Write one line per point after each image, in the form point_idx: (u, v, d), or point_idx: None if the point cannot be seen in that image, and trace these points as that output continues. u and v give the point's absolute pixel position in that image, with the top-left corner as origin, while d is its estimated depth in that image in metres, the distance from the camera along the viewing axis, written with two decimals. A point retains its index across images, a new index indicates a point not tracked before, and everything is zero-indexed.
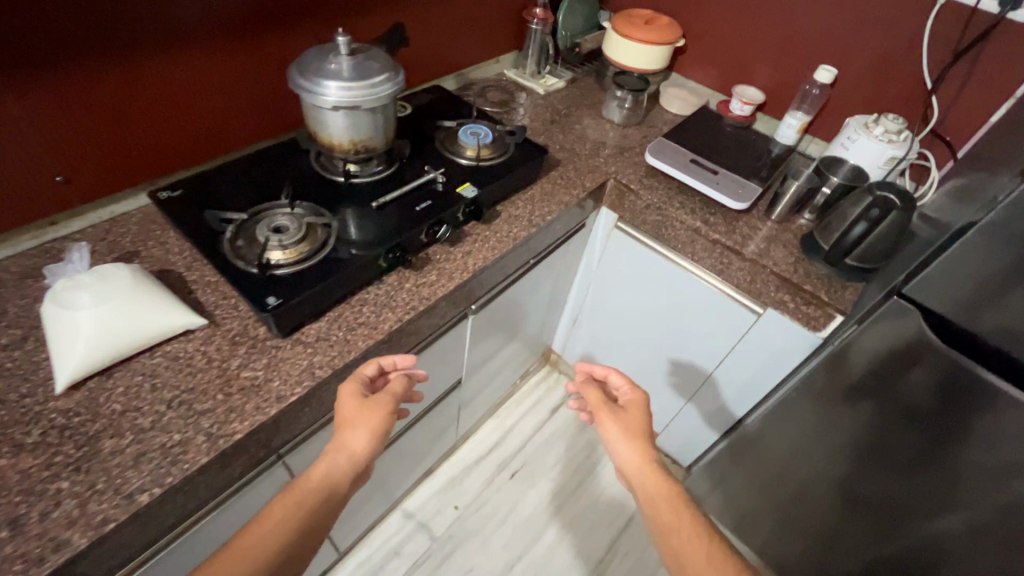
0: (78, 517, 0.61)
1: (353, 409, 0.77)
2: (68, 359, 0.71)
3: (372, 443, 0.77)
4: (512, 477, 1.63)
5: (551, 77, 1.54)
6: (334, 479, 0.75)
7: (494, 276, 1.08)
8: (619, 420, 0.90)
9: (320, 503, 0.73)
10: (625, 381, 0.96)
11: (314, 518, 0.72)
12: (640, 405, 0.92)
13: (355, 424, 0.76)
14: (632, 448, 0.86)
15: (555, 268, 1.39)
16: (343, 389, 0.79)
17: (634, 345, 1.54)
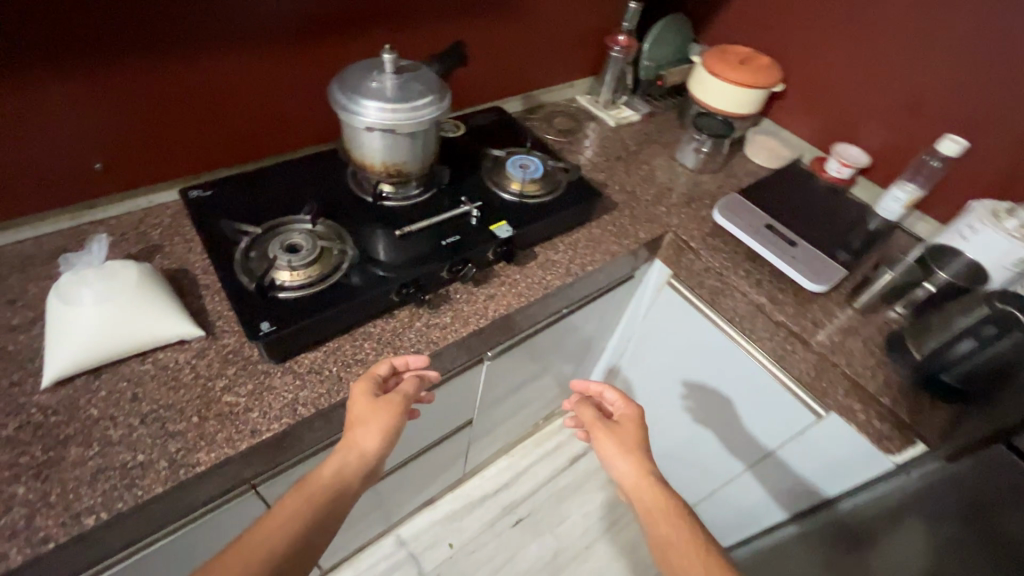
0: (21, 531, 0.59)
1: (364, 408, 0.71)
2: (59, 354, 0.70)
3: (382, 441, 0.70)
4: (517, 523, 1.53)
5: (626, 108, 1.43)
6: (346, 477, 0.67)
7: (518, 324, 0.98)
8: (615, 434, 0.76)
9: (330, 502, 0.65)
10: (619, 395, 0.83)
11: (322, 516, 0.63)
12: (634, 414, 0.80)
13: (365, 422, 0.70)
14: (631, 462, 0.73)
15: (594, 316, 1.27)
16: (354, 388, 0.73)
17: (671, 413, 1.39)
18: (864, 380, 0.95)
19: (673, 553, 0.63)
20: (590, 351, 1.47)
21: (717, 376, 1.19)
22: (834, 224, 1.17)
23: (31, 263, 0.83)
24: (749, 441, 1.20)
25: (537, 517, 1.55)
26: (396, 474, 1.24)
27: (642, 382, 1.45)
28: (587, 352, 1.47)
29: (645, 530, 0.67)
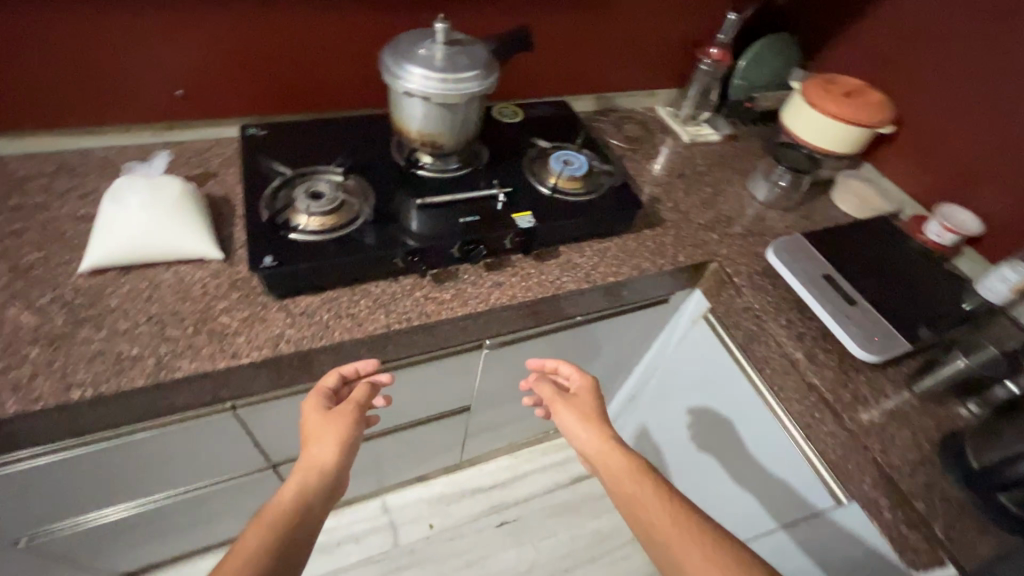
0: (24, 386, 0.67)
1: (318, 420, 0.74)
2: (98, 245, 0.79)
3: (341, 451, 0.71)
4: (501, 525, 1.50)
5: (706, 127, 1.33)
6: (309, 491, 0.67)
7: (523, 321, 0.96)
8: (575, 406, 0.89)
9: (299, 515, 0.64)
10: (574, 370, 0.94)
11: (292, 527, 0.62)
12: (588, 388, 0.92)
13: (321, 436, 0.72)
14: (594, 431, 0.85)
15: (617, 334, 1.20)
16: (305, 407, 0.77)
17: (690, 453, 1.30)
18: (897, 473, 0.82)
19: (640, 506, 0.74)
20: (612, 371, 1.40)
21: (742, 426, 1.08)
22: (914, 291, 1.01)
23: (109, 167, 0.94)
24: (770, 503, 1.07)
25: (523, 524, 1.51)
26: (390, 447, 1.26)
27: (665, 413, 1.36)
28: (609, 371, 1.40)
29: (611, 488, 0.79)
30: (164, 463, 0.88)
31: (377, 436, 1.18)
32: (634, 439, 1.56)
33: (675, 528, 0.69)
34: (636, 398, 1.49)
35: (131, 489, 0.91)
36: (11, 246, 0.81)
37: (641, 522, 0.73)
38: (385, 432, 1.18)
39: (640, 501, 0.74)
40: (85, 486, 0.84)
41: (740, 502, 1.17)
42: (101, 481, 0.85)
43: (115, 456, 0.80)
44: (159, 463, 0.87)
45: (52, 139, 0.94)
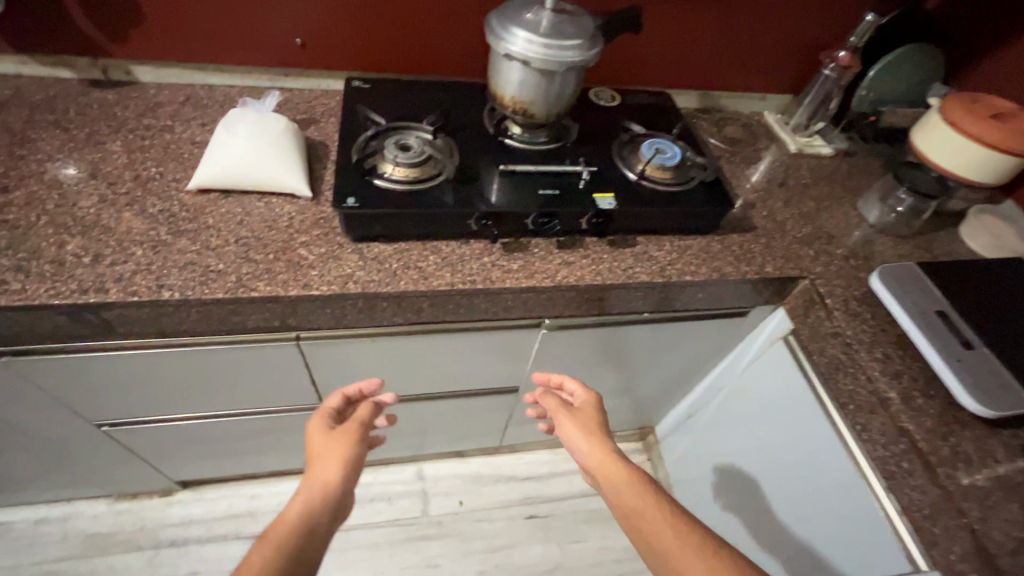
0: (127, 279, 0.74)
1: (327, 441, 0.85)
2: (206, 168, 0.86)
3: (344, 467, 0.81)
4: (530, 518, 1.47)
5: (819, 138, 1.22)
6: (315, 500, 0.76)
7: (587, 306, 0.92)
8: (581, 420, 0.89)
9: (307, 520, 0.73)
10: (579, 385, 0.96)
11: (304, 529, 0.71)
12: (592, 406, 0.92)
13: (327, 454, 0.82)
14: (594, 445, 0.84)
15: (684, 341, 1.14)
16: (311, 429, 0.88)
17: (743, 484, 1.20)
18: (995, 547, 0.70)
19: (638, 516, 0.72)
20: (671, 382, 1.33)
21: (807, 453, 0.98)
22: None
23: (228, 104, 1.02)
24: (823, 544, 0.96)
25: (553, 522, 1.47)
26: (435, 415, 1.28)
27: (725, 435, 1.26)
28: (668, 381, 1.34)
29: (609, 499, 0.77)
30: (231, 380, 0.94)
31: (425, 400, 1.19)
32: (682, 460, 1.48)
33: (678, 546, 0.66)
34: (693, 416, 1.41)
35: (200, 398, 0.98)
36: (138, 158, 0.90)
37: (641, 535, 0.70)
38: (432, 399, 1.19)
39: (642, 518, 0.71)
40: (163, 385, 0.92)
41: (790, 541, 1.05)
42: (176, 384, 0.92)
43: (191, 361, 0.87)
44: (227, 378, 0.93)
45: (185, 72, 1.03)
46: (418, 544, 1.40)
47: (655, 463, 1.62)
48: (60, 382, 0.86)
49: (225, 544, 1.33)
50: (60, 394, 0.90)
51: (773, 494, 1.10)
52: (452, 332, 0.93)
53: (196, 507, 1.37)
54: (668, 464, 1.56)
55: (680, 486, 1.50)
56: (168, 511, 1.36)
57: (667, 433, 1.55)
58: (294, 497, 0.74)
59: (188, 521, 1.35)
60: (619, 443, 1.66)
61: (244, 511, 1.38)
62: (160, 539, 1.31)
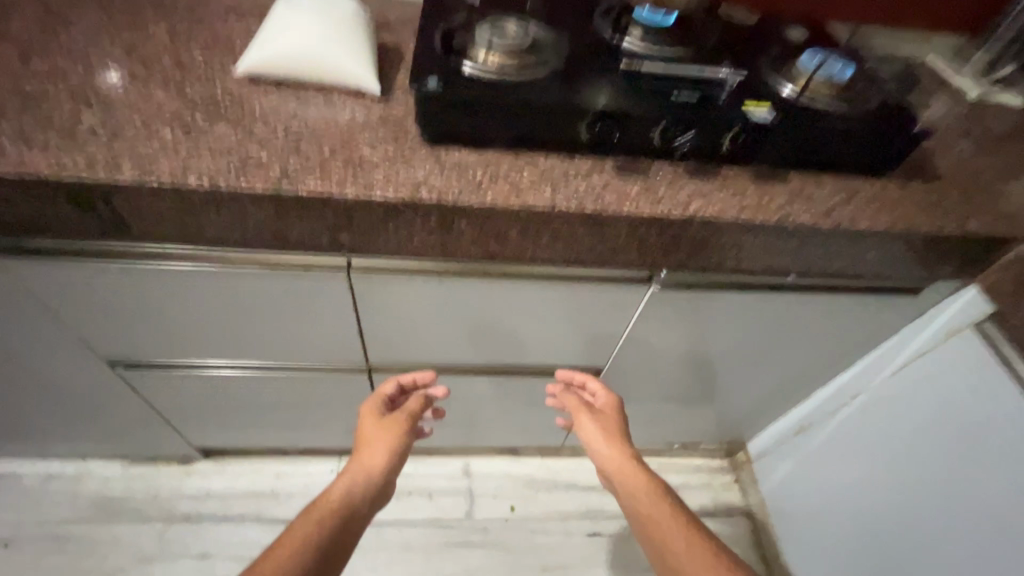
0: (147, 159, 0.58)
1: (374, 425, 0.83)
2: (257, 49, 0.70)
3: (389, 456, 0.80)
4: (593, 536, 1.23)
5: (1009, 85, 0.96)
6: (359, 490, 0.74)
7: (718, 256, 0.70)
8: (599, 422, 0.84)
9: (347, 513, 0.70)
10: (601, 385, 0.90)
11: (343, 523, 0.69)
12: (612, 410, 0.86)
13: (375, 441, 0.81)
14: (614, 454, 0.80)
15: (822, 325, 0.89)
16: (366, 411, 0.86)
17: (897, 519, 0.92)
18: None
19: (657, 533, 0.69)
20: (785, 385, 1.08)
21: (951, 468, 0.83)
22: None
23: None
24: None
25: (620, 543, 1.22)
26: (494, 400, 1.06)
27: (862, 453, 0.99)
28: (782, 383, 1.08)
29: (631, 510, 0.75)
30: (263, 316, 0.77)
31: (487, 377, 0.98)
32: (786, 487, 1.20)
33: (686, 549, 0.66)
34: (805, 432, 1.15)
35: (225, 341, 0.82)
36: (183, 43, 0.76)
37: (650, 537, 0.70)
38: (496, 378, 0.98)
39: (653, 519, 0.71)
40: (182, 315, 0.75)
41: None
42: (199, 317, 0.76)
43: (218, 284, 0.70)
44: (258, 314, 0.76)
45: None
46: (461, 552, 1.18)
47: (744, 487, 1.34)
48: (66, 299, 0.71)
49: (242, 526, 1.16)
50: (67, 317, 0.75)
51: (877, 506, 0.96)
52: (536, 277, 0.73)
53: (215, 480, 1.21)
54: (763, 488, 1.28)
55: (780, 516, 1.22)
56: (185, 481, 1.20)
57: (762, 451, 1.28)
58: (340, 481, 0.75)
59: (205, 495, 1.19)
60: (700, 459, 1.39)
61: (267, 491, 1.21)
62: (174, 512, 1.16)
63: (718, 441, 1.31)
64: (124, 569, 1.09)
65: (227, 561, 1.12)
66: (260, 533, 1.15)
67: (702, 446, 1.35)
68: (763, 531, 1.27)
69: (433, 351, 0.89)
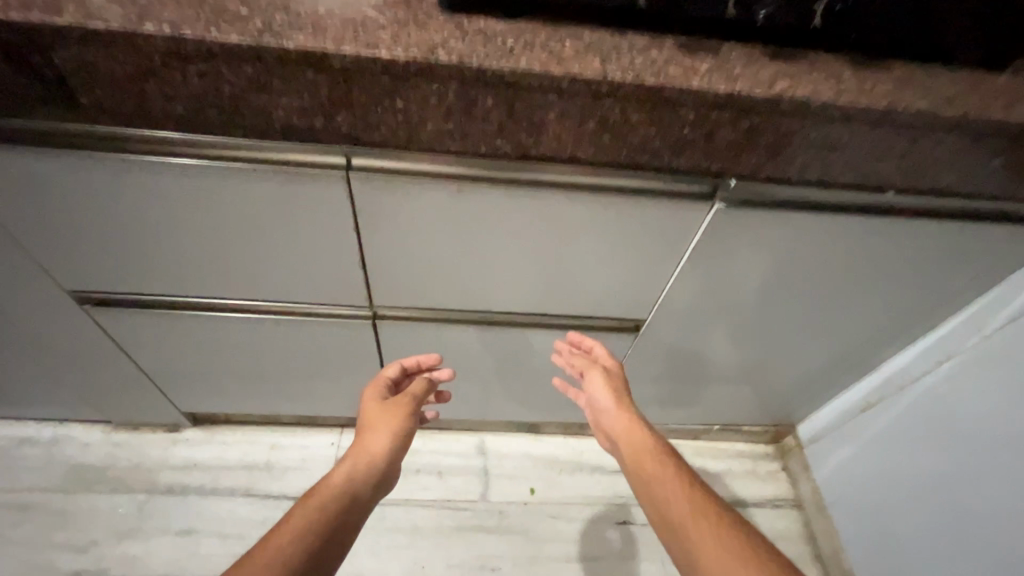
0: (94, 4, 0.46)
1: (375, 408, 0.73)
2: None
3: (393, 440, 0.69)
4: (624, 524, 1.09)
5: None
6: (360, 478, 0.64)
7: (804, 160, 0.57)
8: (608, 379, 0.74)
9: (345, 504, 0.60)
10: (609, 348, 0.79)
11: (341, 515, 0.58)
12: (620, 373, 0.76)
13: (376, 424, 0.71)
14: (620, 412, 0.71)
15: (912, 268, 0.74)
16: (367, 396, 0.76)
17: (1003, 503, 0.76)
18: None
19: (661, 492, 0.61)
20: (854, 352, 0.92)
21: None
22: None
23: None
24: None
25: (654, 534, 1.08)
26: (516, 363, 0.92)
27: (956, 429, 0.83)
28: (849, 349, 0.93)
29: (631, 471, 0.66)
30: (247, 233, 0.65)
31: (509, 331, 0.85)
32: (848, 475, 1.04)
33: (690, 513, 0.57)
34: (871, 410, 0.99)
35: (205, 269, 0.70)
36: None
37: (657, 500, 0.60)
38: (518, 333, 0.85)
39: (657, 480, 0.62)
40: (153, 227, 0.64)
41: None
42: (172, 231, 0.64)
43: (191, 182, 0.58)
44: (241, 230, 0.64)
45: None
46: (474, 537, 1.05)
47: (793, 476, 1.18)
48: (17, 201, 0.60)
49: (231, 501, 1.03)
50: (21, 229, 0.64)
51: (976, 492, 0.80)
52: (574, 188, 0.60)
53: (204, 451, 1.09)
54: (817, 477, 1.12)
55: (842, 510, 1.06)
56: (170, 450, 1.08)
57: (816, 435, 1.12)
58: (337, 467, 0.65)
59: (192, 466, 1.07)
60: (743, 444, 1.24)
61: (260, 464, 1.08)
62: (156, 483, 1.04)
63: (765, 422, 1.16)
64: (98, 543, 0.97)
65: (212, 539, 0.99)
66: (249, 510, 1.03)
67: (745, 429, 1.20)
68: (817, 525, 1.11)
69: (447, 293, 0.76)
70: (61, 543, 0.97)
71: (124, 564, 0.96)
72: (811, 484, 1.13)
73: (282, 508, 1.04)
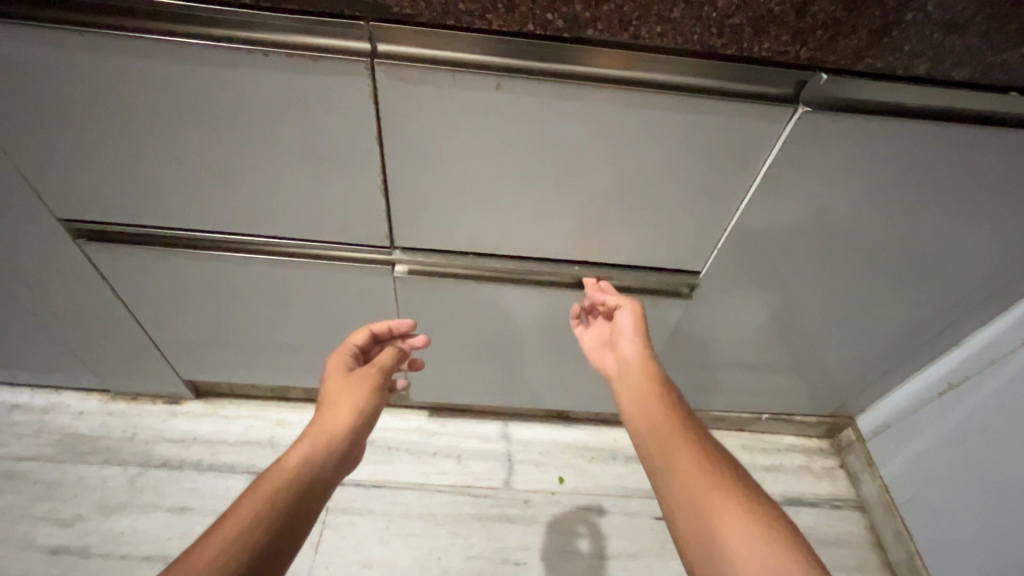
0: None
1: (339, 380, 0.63)
2: None
3: (357, 414, 0.60)
4: (663, 520, 0.97)
5: None
6: (319, 457, 0.55)
7: (914, 46, 0.47)
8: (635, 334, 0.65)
9: (298, 494, 0.52)
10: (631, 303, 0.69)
11: (289, 509, 0.51)
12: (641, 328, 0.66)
13: (336, 398, 0.61)
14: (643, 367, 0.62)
15: (1014, 203, 0.64)
16: (332, 360, 0.67)
17: None
18: None
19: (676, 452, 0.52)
20: (933, 318, 0.82)
21: None
22: None
23: None
24: None
25: None
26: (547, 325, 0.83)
27: None
28: (929, 317, 0.82)
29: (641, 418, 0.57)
30: (263, 143, 0.59)
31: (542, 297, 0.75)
32: (920, 467, 0.92)
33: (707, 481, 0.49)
34: (952, 389, 0.87)
35: (217, 191, 0.64)
36: None
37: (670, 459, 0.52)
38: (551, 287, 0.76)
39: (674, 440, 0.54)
40: (164, 133, 0.58)
41: None
42: (184, 139, 0.59)
43: (204, 73, 0.53)
44: (258, 138, 0.58)
45: None
46: (495, 528, 0.94)
47: (853, 473, 1.05)
48: (17, 94, 0.55)
49: (229, 478, 0.94)
50: (22, 133, 0.59)
51: None
52: (630, 86, 0.53)
53: (205, 424, 1.00)
54: (883, 472, 0.99)
55: (917, 509, 0.92)
56: (169, 423, 1.00)
57: (884, 425, 0.99)
58: (295, 445, 0.56)
59: (191, 440, 0.98)
60: (793, 437, 1.11)
61: (264, 440, 0.99)
62: (151, 456, 0.95)
63: (820, 411, 1.04)
64: (84, 518, 0.89)
65: (207, 518, 0.90)
66: None
67: (798, 419, 1.07)
68: (884, 528, 0.98)
69: (477, 229, 0.68)
70: (44, 516, 0.88)
71: (110, 541, 0.87)
72: (874, 482, 1.00)
73: None
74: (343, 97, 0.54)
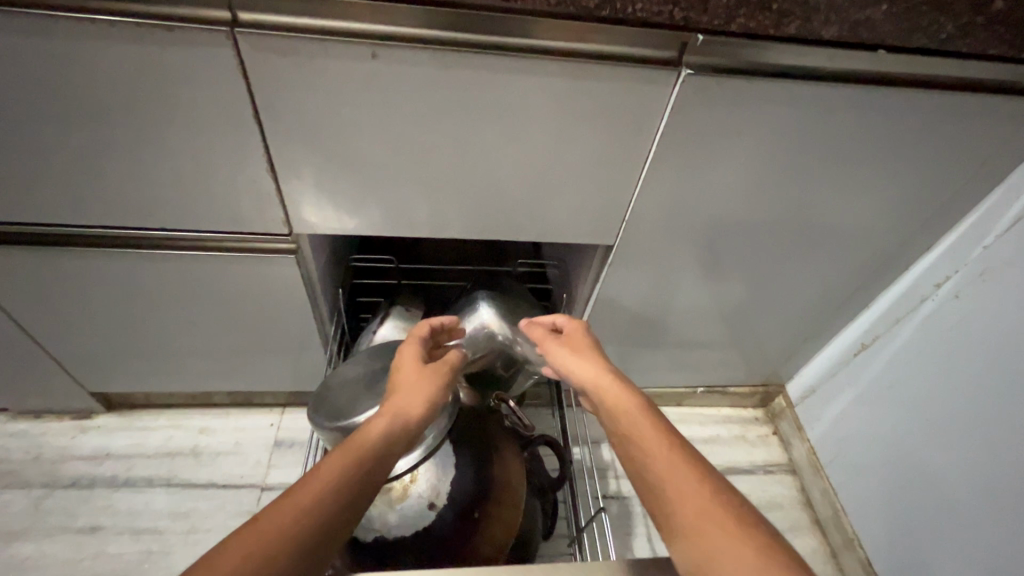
0: None
1: (414, 366, 0.58)
2: None
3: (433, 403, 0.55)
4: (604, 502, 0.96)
5: None
6: (395, 438, 0.50)
7: (781, 4, 0.48)
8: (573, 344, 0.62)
9: (375, 469, 0.46)
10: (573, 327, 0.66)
11: (363, 484, 0.45)
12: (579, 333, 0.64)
13: (414, 382, 0.56)
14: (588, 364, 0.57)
15: (897, 162, 0.67)
16: (404, 351, 0.61)
17: (986, 430, 0.73)
18: None
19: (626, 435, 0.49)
20: (842, 280, 0.84)
21: None
22: None
23: None
24: None
25: (636, 505, 0.95)
26: None
27: (969, 353, 0.75)
28: (838, 281, 0.85)
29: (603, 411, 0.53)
30: (132, 126, 0.55)
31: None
32: (840, 428, 0.96)
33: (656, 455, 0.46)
34: (864, 352, 0.91)
35: (89, 181, 0.60)
36: None
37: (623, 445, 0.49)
38: None
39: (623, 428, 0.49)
40: (15, 121, 0.54)
41: None
42: (39, 127, 0.54)
43: (43, 47, 0.48)
44: (123, 122, 0.54)
45: None
46: None
47: (785, 439, 1.08)
48: None
49: (147, 493, 0.89)
50: None
51: (968, 425, 0.75)
52: (510, 53, 0.52)
53: (119, 438, 0.94)
54: (811, 436, 1.03)
55: (841, 467, 0.96)
56: (78, 440, 0.93)
57: (810, 390, 1.03)
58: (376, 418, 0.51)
59: (103, 455, 0.92)
60: (730, 409, 1.13)
61: (185, 449, 0.94)
62: (58, 476, 0.89)
63: (752, 380, 1.06)
64: None
65: (121, 536, 0.84)
66: (167, 501, 0.88)
67: (731, 390, 1.09)
68: (814, 488, 1.01)
69: (381, 210, 0.66)
70: None
71: (11, 569, 0.80)
72: (804, 445, 1.03)
73: (208, 498, 0.89)
74: (208, 71, 0.51)
